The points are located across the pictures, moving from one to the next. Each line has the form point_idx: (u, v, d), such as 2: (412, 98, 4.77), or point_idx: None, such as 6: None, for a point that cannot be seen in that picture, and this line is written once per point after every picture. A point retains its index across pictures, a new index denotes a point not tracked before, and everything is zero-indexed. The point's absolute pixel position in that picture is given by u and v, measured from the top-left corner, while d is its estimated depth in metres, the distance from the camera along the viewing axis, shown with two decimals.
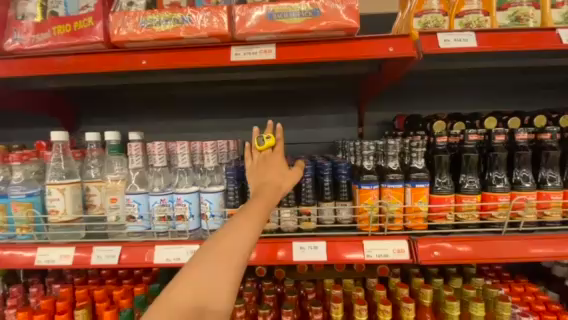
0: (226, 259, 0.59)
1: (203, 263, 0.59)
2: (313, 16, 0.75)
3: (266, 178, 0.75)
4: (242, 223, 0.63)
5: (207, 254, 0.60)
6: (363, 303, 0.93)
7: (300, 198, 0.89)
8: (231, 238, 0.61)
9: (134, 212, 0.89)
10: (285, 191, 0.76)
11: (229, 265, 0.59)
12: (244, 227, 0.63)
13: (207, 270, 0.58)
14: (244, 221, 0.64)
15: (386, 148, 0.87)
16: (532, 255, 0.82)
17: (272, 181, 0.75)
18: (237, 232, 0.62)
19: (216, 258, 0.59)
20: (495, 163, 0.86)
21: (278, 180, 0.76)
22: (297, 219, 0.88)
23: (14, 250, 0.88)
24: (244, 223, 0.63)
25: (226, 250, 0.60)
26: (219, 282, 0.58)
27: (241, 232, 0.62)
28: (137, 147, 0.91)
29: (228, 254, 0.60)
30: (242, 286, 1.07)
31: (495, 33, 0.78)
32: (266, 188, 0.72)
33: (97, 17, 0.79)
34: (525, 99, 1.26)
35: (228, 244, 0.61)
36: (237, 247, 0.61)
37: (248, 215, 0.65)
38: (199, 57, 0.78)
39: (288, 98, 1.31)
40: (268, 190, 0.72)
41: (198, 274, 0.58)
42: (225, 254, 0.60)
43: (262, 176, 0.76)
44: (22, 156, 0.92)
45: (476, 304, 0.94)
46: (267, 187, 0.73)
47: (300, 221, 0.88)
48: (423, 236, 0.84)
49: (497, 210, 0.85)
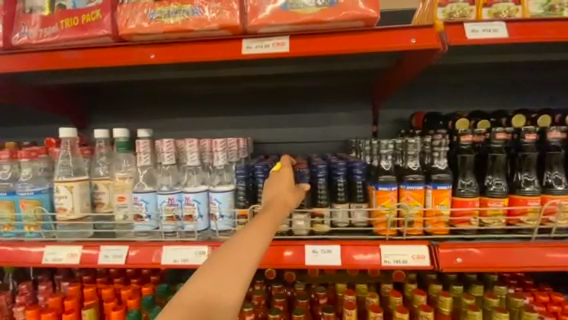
0: (233, 264, 0.55)
1: (216, 262, 0.55)
2: (330, 5, 0.71)
3: (275, 193, 0.70)
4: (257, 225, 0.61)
5: (222, 252, 0.57)
6: (378, 310, 0.88)
7: (312, 199, 0.85)
8: (246, 238, 0.58)
9: (141, 212, 0.86)
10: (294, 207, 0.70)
11: (244, 263, 0.56)
12: (260, 229, 0.60)
13: (220, 269, 0.54)
14: (259, 223, 0.61)
15: (406, 147, 0.82)
16: (565, 264, 0.76)
17: (282, 192, 0.70)
18: (252, 233, 0.59)
19: (231, 257, 0.56)
20: (525, 163, 0.80)
21: (289, 190, 0.71)
22: (309, 221, 0.83)
23: (21, 248, 0.87)
24: (258, 225, 0.61)
25: (241, 250, 0.57)
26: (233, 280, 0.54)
27: (256, 232, 0.60)
28: (146, 144, 0.88)
29: (243, 252, 0.57)
30: (250, 288, 1.04)
31: (528, 23, 0.72)
32: (277, 196, 0.69)
33: (105, 10, 0.77)
34: (553, 97, 1.18)
35: (242, 244, 0.58)
36: (253, 246, 0.58)
37: (263, 218, 0.62)
38: (208, 50, 0.75)
39: (299, 95, 1.27)
40: (278, 202, 0.68)
41: (212, 272, 0.54)
42: (240, 254, 0.56)
43: (271, 191, 0.70)
44: (30, 152, 0.90)
45: (499, 313, 0.88)
46: (277, 199, 0.68)
47: (313, 223, 0.84)
48: (445, 242, 0.78)
49: (526, 215, 0.78)
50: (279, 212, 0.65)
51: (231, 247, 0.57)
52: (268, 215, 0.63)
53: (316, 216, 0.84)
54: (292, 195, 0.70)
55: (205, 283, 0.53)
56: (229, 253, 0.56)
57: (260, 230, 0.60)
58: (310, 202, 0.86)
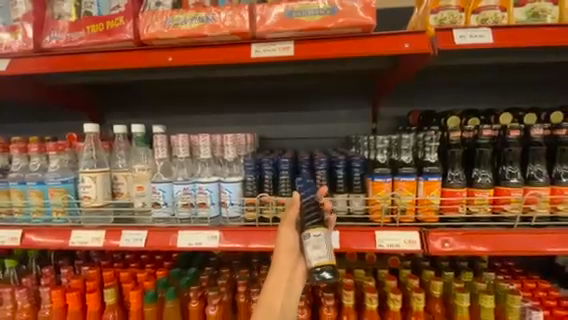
0: (280, 292, 0.70)
1: (268, 294, 0.70)
2: (331, 13, 0.78)
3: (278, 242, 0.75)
4: (285, 269, 0.71)
5: (270, 291, 0.70)
6: (374, 292, 0.96)
7: (329, 245, 0.70)
8: (281, 273, 0.71)
9: (159, 200, 0.95)
10: (282, 255, 0.72)
11: (287, 299, 0.71)
12: (288, 272, 0.71)
13: (273, 300, 0.69)
14: (285, 268, 0.71)
15: (400, 142, 0.90)
16: (544, 249, 0.83)
17: (280, 240, 0.72)
18: (283, 269, 0.71)
19: (275, 288, 0.70)
20: (509, 157, 0.88)
21: (286, 233, 0.73)
22: (323, 277, 0.68)
23: (51, 232, 0.97)
24: (285, 262, 0.71)
25: (280, 291, 0.70)
26: (284, 313, 0.70)
27: (287, 266, 0.71)
28: (163, 139, 0.97)
29: (284, 283, 0.71)
30: (256, 272, 1.12)
31: (512, 29, 0.78)
32: (279, 244, 0.73)
33: (128, 17, 0.85)
34: (543, 96, 1.25)
35: (281, 277, 0.71)
36: (292, 278, 0.71)
37: (287, 261, 0.71)
38: (220, 53, 0.82)
39: (303, 93, 1.34)
40: (282, 250, 0.72)
41: (268, 303, 0.69)
42: (282, 285, 0.71)
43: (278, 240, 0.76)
44: (57, 146, 1.01)
45: (485, 296, 0.97)
46: (278, 247, 0.72)
47: (329, 280, 0.68)
48: (435, 228, 0.86)
49: (509, 204, 0.86)
50: (294, 248, 0.73)
51: (274, 282, 0.71)
52: (290, 258, 0.72)
53: (330, 268, 0.69)
54: (288, 233, 0.73)
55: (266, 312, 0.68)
56: (278, 289, 0.70)
57: (288, 264, 0.72)
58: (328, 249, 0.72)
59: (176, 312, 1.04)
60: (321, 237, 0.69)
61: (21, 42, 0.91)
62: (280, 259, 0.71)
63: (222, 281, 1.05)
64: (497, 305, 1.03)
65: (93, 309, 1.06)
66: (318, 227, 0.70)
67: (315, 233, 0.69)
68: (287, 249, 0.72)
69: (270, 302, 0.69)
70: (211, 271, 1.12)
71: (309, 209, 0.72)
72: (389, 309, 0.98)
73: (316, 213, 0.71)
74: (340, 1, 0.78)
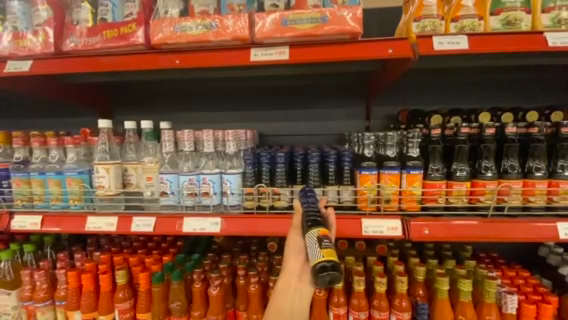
0: (289, 286, 0.83)
1: (280, 286, 0.83)
2: (322, 22, 0.87)
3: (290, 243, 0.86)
4: (293, 270, 0.83)
5: (281, 284, 0.83)
6: (362, 275, 1.05)
7: (315, 246, 0.72)
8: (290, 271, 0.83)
9: (166, 189, 1.04)
10: (292, 253, 0.83)
11: (299, 295, 0.83)
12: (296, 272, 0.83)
13: (284, 291, 0.82)
14: (293, 268, 0.83)
15: (385, 139, 1.00)
16: (516, 237, 0.91)
17: (289, 243, 0.84)
18: (292, 267, 0.83)
19: (285, 282, 0.83)
20: (485, 153, 0.97)
21: (292, 237, 0.84)
22: (325, 277, 0.68)
23: (68, 217, 1.06)
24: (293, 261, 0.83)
25: (291, 284, 0.83)
26: (296, 303, 0.83)
27: (296, 265, 0.83)
28: (170, 134, 1.07)
29: (294, 279, 0.83)
30: (254, 258, 1.22)
31: (486, 37, 0.86)
32: (288, 246, 0.84)
33: (140, 24, 0.95)
34: (525, 96, 1.34)
35: (290, 274, 0.83)
36: (301, 274, 0.83)
37: (295, 264, 0.83)
38: (222, 57, 0.91)
39: (300, 92, 1.43)
40: (290, 251, 0.84)
41: (282, 293, 0.82)
42: (292, 280, 0.83)
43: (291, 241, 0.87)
44: (75, 140, 1.11)
45: (463, 280, 1.04)
46: (287, 249, 0.84)
47: (331, 276, 0.68)
48: (416, 217, 0.95)
49: (484, 196, 0.95)
50: (300, 250, 0.82)
51: (284, 278, 0.83)
52: (297, 258, 0.83)
53: (327, 265, 0.68)
54: (294, 236, 0.84)
55: (279, 299, 0.82)
56: (287, 283, 0.82)
57: (296, 264, 0.83)
58: (316, 247, 0.72)
59: (182, 292, 1.13)
60: (311, 238, 0.74)
61: (43, 45, 1.00)
62: (289, 261, 0.84)
63: (222, 265, 1.15)
64: (475, 290, 1.12)
65: (105, 289, 1.15)
66: (312, 229, 0.76)
67: (307, 237, 0.76)
68: (295, 250, 0.83)
69: (283, 293, 0.82)
70: (213, 257, 1.21)
71: (307, 216, 0.80)
72: (376, 292, 1.06)
73: (315, 218, 0.79)
74: (330, 11, 0.87)
